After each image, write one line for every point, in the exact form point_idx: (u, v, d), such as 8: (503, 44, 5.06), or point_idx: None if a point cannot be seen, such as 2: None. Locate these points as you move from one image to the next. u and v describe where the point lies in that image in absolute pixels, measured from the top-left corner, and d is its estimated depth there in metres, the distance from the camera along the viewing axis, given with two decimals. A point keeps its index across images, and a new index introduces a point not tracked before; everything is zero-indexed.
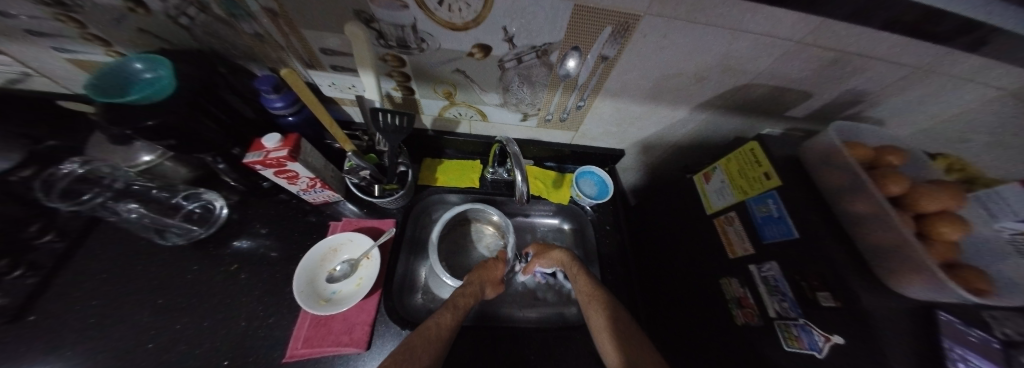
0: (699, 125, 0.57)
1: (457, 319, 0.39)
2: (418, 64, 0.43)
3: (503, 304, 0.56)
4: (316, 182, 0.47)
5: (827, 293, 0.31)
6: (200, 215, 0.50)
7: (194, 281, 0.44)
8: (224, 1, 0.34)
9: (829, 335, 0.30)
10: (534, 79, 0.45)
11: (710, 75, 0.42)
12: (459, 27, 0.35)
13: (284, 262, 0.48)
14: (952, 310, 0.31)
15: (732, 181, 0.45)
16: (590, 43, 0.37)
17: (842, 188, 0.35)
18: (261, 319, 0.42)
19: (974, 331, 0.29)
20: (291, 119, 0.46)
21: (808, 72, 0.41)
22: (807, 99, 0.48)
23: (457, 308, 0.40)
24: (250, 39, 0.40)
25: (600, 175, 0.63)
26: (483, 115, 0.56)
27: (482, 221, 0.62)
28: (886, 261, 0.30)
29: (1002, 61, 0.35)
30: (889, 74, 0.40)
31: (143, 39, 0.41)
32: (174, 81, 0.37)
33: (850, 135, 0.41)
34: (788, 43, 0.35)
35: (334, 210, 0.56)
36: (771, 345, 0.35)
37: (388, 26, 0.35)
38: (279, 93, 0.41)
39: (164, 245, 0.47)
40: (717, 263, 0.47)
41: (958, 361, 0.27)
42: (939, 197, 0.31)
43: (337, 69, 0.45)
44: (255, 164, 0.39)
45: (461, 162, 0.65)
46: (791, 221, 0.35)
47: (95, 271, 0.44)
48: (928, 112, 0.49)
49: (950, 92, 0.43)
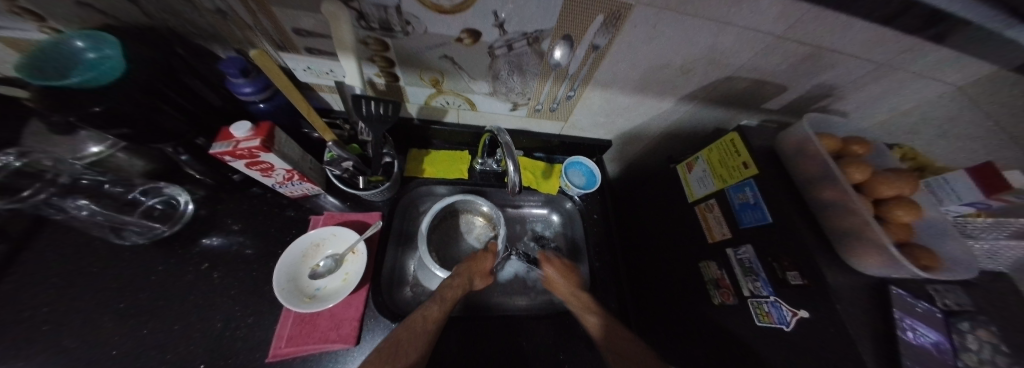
0: (683, 116, 0.59)
1: (448, 309, 0.39)
2: (402, 49, 0.40)
3: (494, 295, 0.56)
4: (293, 175, 0.44)
5: (796, 273, 0.33)
6: (163, 211, 0.46)
7: (161, 282, 0.41)
8: None
9: (795, 309, 0.32)
10: (524, 67, 0.44)
11: (696, 67, 0.43)
12: (446, 10, 0.33)
13: (262, 259, 0.45)
14: (900, 284, 0.34)
15: (713, 170, 0.47)
16: (581, 32, 0.36)
17: (812, 176, 0.38)
18: (239, 319, 0.40)
19: (921, 303, 0.32)
20: (263, 106, 0.42)
21: (786, 66, 0.43)
22: (782, 92, 0.50)
23: (447, 299, 0.40)
24: (211, 16, 0.36)
25: (589, 166, 0.64)
26: (471, 104, 0.55)
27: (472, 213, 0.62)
28: (849, 242, 0.33)
29: (953, 58, 0.38)
30: (857, 69, 0.43)
31: (81, 13, 0.36)
32: (125, 62, 0.33)
33: (820, 126, 0.43)
34: (769, 37, 0.36)
35: (315, 203, 0.53)
36: (745, 322, 0.38)
37: (368, 6, 0.33)
38: (249, 78, 0.38)
39: (123, 245, 0.43)
40: (697, 248, 0.49)
41: (907, 330, 0.30)
42: (895, 183, 0.33)
43: (313, 52, 0.42)
44: (224, 155, 0.36)
45: (449, 153, 0.63)
46: (765, 207, 0.38)
47: (40, 275, 0.39)
48: (887, 105, 0.53)
49: (907, 86, 0.47)
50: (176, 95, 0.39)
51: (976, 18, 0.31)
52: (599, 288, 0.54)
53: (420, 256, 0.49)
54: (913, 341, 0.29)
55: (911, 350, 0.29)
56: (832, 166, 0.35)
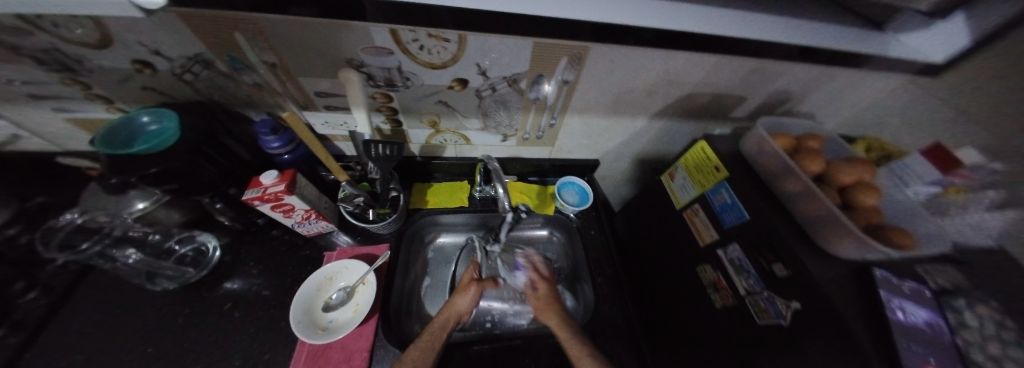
0: (660, 131, 0.64)
1: (437, 340, 0.40)
2: (404, 99, 0.48)
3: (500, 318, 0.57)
4: (311, 214, 0.49)
5: (780, 264, 0.35)
6: (193, 257, 0.51)
7: (186, 325, 0.44)
8: (228, 59, 0.39)
9: (788, 302, 0.33)
10: (508, 103, 0.51)
11: (658, 89, 0.50)
12: (438, 66, 0.41)
13: (280, 297, 0.48)
14: (889, 268, 0.35)
15: (692, 177, 0.51)
16: (551, 71, 0.44)
17: (776, 173, 0.41)
18: (257, 357, 0.41)
19: (905, 283, 0.33)
20: (287, 157, 0.49)
21: (737, 80, 0.48)
22: (744, 101, 0.56)
23: (437, 328, 0.41)
24: (249, 88, 0.45)
25: (581, 184, 0.69)
26: (466, 139, 0.61)
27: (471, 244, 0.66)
28: (822, 229, 0.35)
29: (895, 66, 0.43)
30: (801, 75, 0.48)
31: (148, 96, 0.45)
32: (179, 131, 0.40)
33: (778, 129, 0.48)
34: (712, 59, 0.43)
35: (328, 240, 0.57)
36: (747, 321, 0.39)
37: (376, 70, 0.41)
38: (277, 134, 0.45)
39: (155, 291, 0.46)
40: (692, 253, 0.51)
41: (896, 310, 0.30)
42: (850, 171, 0.37)
43: (330, 109, 0.50)
44: (253, 201, 0.42)
45: (450, 184, 0.69)
46: (742, 206, 0.41)
47: (78, 326, 0.42)
48: (846, 103, 0.57)
49: (854, 85, 0.52)
50: (219, 155, 0.46)
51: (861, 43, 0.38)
52: (603, 307, 0.54)
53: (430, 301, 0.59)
54: (903, 321, 0.29)
55: (905, 329, 0.29)
56: (792, 163, 0.39)
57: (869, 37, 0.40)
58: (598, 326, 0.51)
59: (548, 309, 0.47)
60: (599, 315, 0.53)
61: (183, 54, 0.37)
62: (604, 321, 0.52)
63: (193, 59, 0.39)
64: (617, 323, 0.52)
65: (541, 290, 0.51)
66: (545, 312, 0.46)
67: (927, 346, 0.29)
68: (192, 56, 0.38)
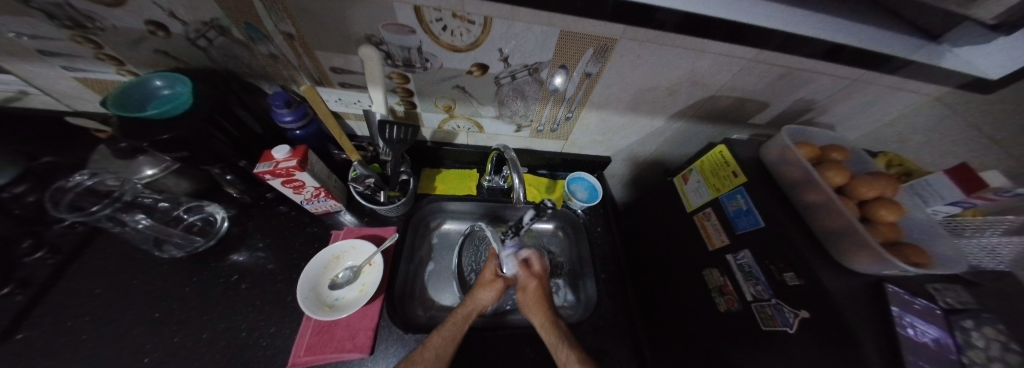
0: (676, 132, 0.63)
1: (459, 332, 0.40)
2: (422, 81, 0.47)
3: (504, 305, 0.57)
4: (320, 192, 0.49)
5: (792, 273, 0.35)
6: (201, 227, 0.51)
7: (193, 293, 0.44)
8: (246, 26, 0.38)
9: (797, 310, 0.33)
10: (526, 93, 0.50)
11: (681, 89, 0.48)
12: (460, 49, 0.40)
13: (286, 272, 0.49)
14: (901, 285, 0.35)
15: (707, 181, 0.51)
16: (574, 63, 0.42)
17: (797, 182, 0.40)
18: (262, 329, 0.42)
19: (918, 300, 0.33)
20: (299, 132, 0.48)
21: (762, 85, 0.47)
22: (765, 108, 0.54)
23: (461, 319, 0.41)
24: (264, 59, 0.44)
25: (590, 181, 0.68)
26: (479, 127, 0.60)
27: (477, 235, 0.64)
28: (839, 241, 0.35)
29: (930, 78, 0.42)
30: (827, 85, 0.47)
31: (161, 60, 0.44)
32: (190, 101, 0.39)
33: (800, 138, 0.47)
34: (740, 61, 0.41)
35: (335, 220, 0.57)
36: (750, 327, 0.39)
37: (395, 48, 0.40)
38: (290, 108, 0.44)
39: (162, 257, 0.47)
40: (699, 256, 0.51)
41: (907, 327, 0.30)
42: (875, 186, 0.37)
43: (345, 86, 0.49)
44: (264, 174, 0.41)
45: (459, 172, 0.68)
46: (757, 213, 0.40)
47: (85, 287, 0.43)
48: (869, 116, 0.56)
49: (880, 99, 0.51)
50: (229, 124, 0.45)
51: (897, 49, 0.37)
52: (606, 304, 0.54)
53: (430, 285, 0.59)
54: (913, 338, 0.30)
55: (914, 346, 0.29)
56: (814, 173, 0.38)
57: (921, 47, 0.39)
58: (597, 322, 0.51)
59: (536, 306, 0.45)
60: (600, 312, 0.53)
61: (200, 18, 0.36)
62: (604, 318, 0.52)
63: (209, 24, 0.38)
64: (618, 320, 0.52)
65: (531, 288, 0.48)
66: (533, 309, 0.45)
67: (935, 363, 0.29)
68: (208, 20, 0.37)
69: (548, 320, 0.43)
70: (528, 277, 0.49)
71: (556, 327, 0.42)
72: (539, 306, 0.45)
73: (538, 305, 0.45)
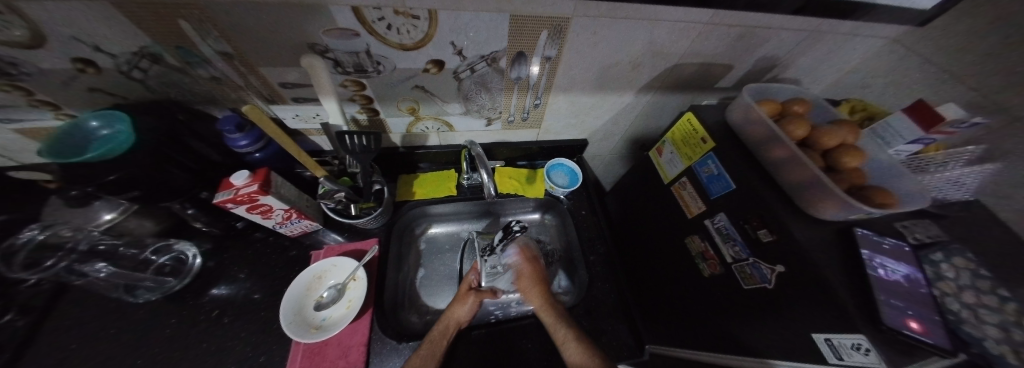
0: (648, 106, 0.63)
1: (440, 348, 0.40)
2: (378, 86, 0.45)
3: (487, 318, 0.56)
4: (291, 213, 0.47)
5: (765, 230, 0.35)
6: (174, 266, 0.49)
7: (175, 334, 0.43)
8: (178, 51, 0.36)
9: (773, 266, 0.34)
10: (489, 85, 0.48)
11: (643, 61, 0.48)
12: (410, 47, 0.38)
13: (270, 299, 0.47)
14: (870, 227, 0.36)
15: (680, 150, 0.51)
16: (532, 47, 0.41)
17: (760, 140, 0.41)
18: (251, 360, 0.41)
19: (885, 240, 0.33)
20: (258, 155, 0.46)
21: (723, 47, 0.47)
22: (729, 70, 0.55)
23: (439, 334, 0.42)
24: (207, 83, 0.42)
25: (570, 166, 0.68)
26: (449, 125, 0.59)
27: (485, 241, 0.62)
28: (806, 192, 0.35)
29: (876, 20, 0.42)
30: (786, 40, 0.47)
31: (98, 99, 0.41)
32: (132, 136, 0.37)
33: (763, 95, 0.48)
34: (696, 26, 0.41)
35: (315, 239, 0.56)
36: (733, 288, 0.40)
37: (342, 54, 0.38)
38: (243, 132, 0.42)
39: (137, 303, 0.45)
40: (680, 225, 0.51)
41: (878, 268, 0.31)
42: (835, 134, 0.37)
43: (299, 101, 0.47)
44: (226, 203, 0.40)
45: (437, 174, 0.67)
46: (728, 176, 0.41)
47: (59, 345, 0.41)
48: (830, 66, 0.57)
49: (838, 48, 0.51)
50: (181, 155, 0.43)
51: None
52: (597, 285, 0.54)
53: (422, 290, 0.59)
54: (884, 277, 0.31)
55: (886, 285, 0.30)
56: (776, 128, 0.39)
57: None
58: (590, 304, 0.52)
59: (535, 292, 0.49)
60: (593, 293, 0.53)
61: (127, 47, 0.34)
62: (597, 298, 0.52)
63: (139, 53, 0.35)
64: (611, 299, 0.52)
65: (525, 275, 0.53)
66: (532, 294, 0.49)
67: (906, 299, 0.30)
68: (136, 49, 0.35)
69: (546, 302, 0.47)
70: (523, 264, 0.54)
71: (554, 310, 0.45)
72: (537, 291, 0.49)
73: (537, 289, 0.49)
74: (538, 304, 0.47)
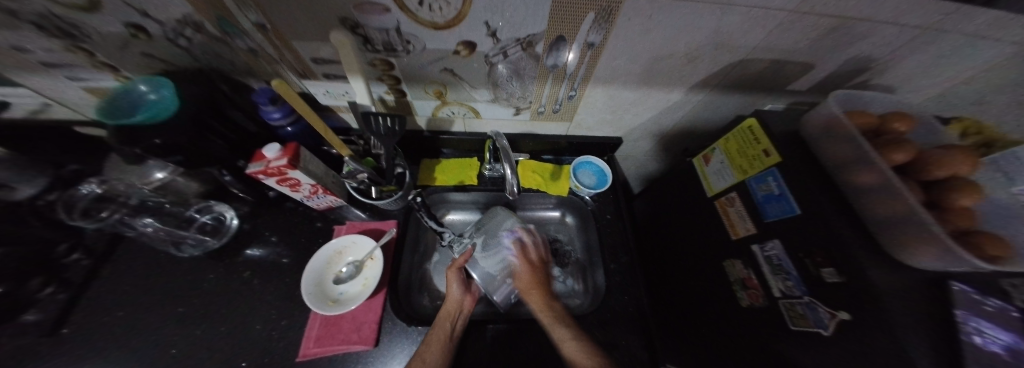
0: (697, 106, 0.55)
1: (449, 333, 0.41)
2: (407, 67, 0.43)
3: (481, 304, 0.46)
4: (317, 189, 0.48)
5: (832, 270, 0.30)
6: (213, 226, 0.53)
7: (211, 289, 0.47)
8: (218, 20, 0.36)
9: (834, 311, 0.29)
10: (521, 72, 0.45)
11: (702, 55, 0.41)
12: (442, 26, 0.35)
13: (294, 267, 0.50)
14: (971, 281, 0.29)
15: (732, 161, 0.45)
16: (574, 32, 0.37)
17: (845, 160, 0.34)
18: (275, 322, 0.44)
19: (992, 301, 0.27)
20: (289, 129, 0.47)
21: (807, 43, 0.39)
22: (807, 71, 0.46)
23: (444, 321, 0.42)
24: (244, 54, 0.42)
25: (599, 165, 0.64)
26: (475, 112, 0.56)
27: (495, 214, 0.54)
28: (898, 231, 0.29)
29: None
30: (894, 37, 0.38)
31: (149, 63, 0.43)
32: (177, 102, 0.38)
33: (851, 105, 0.40)
34: (780, 14, 0.34)
35: (338, 215, 0.57)
36: (776, 326, 0.35)
37: (373, 31, 0.36)
38: (276, 105, 0.43)
39: (181, 257, 0.49)
40: (719, 246, 0.46)
41: (972, 333, 0.26)
42: (949, 163, 0.30)
43: (329, 77, 0.46)
44: (258, 174, 0.41)
45: (459, 161, 0.66)
46: (791, 198, 0.35)
47: (120, 285, 0.46)
48: (941, 76, 0.46)
49: (960, 53, 0.41)
50: (220, 124, 0.44)
51: None
52: (614, 293, 0.51)
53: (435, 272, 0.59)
54: (982, 347, 0.25)
55: (988, 359, 0.24)
56: (868, 148, 0.32)
57: None
58: (606, 314, 0.49)
59: (533, 290, 0.44)
60: (610, 302, 0.50)
61: (172, 15, 0.34)
62: (614, 309, 0.50)
63: (183, 21, 0.36)
64: (628, 312, 0.49)
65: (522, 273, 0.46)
66: (530, 293, 0.44)
67: None
68: (179, 17, 0.35)
69: (546, 304, 0.42)
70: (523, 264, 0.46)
71: (556, 311, 0.42)
72: (535, 291, 0.44)
73: (534, 289, 0.44)
74: (537, 303, 0.43)
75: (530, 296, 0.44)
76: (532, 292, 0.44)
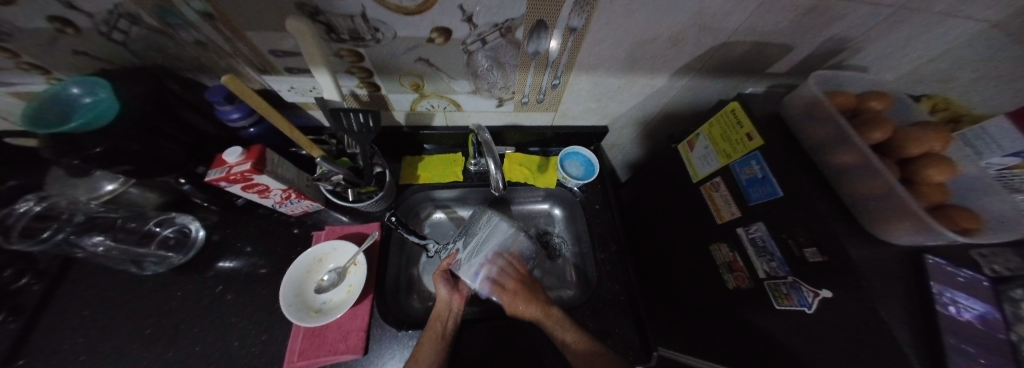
0: (681, 91, 0.55)
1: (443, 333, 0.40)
2: (377, 57, 0.40)
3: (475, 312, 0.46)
4: (289, 194, 0.45)
5: (814, 249, 0.30)
6: (177, 239, 0.49)
7: (182, 306, 0.43)
8: (155, 10, 0.31)
9: (816, 289, 0.29)
10: (502, 60, 0.42)
11: (686, 38, 0.40)
12: (412, 11, 0.32)
13: (272, 278, 0.47)
14: (940, 253, 0.31)
15: (716, 146, 0.45)
16: (554, 15, 0.35)
17: (826, 140, 0.35)
18: (254, 338, 0.41)
19: (962, 272, 0.28)
20: (252, 130, 0.44)
21: (788, 23, 0.39)
22: (787, 53, 0.46)
23: (436, 324, 0.41)
24: (192, 48, 0.38)
25: (586, 155, 0.63)
26: (456, 105, 0.54)
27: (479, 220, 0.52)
28: (875, 208, 0.30)
29: None
30: (868, 18, 0.38)
31: (83, 63, 0.38)
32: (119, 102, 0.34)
33: (830, 85, 0.40)
34: None
35: (317, 219, 0.54)
36: (761, 306, 0.36)
37: (336, 18, 0.33)
38: (234, 104, 0.39)
39: (145, 274, 0.45)
40: (706, 230, 0.47)
41: (949, 305, 0.26)
42: (922, 140, 0.30)
43: (293, 72, 0.43)
44: (219, 181, 0.38)
45: (443, 157, 0.63)
46: (774, 181, 0.35)
47: (77, 308, 0.43)
48: (913, 54, 0.47)
49: (929, 32, 0.42)
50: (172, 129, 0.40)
51: None
52: (604, 282, 0.51)
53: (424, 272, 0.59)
54: (956, 316, 0.26)
55: (959, 327, 0.25)
56: (847, 128, 0.32)
57: None
58: (597, 304, 0.49)
59: (527, 305, 0.43)
60: (601, 290, 0.51)
61: (97, 5, 0.30)
62: (605, 297, 0.50)
63: (115, 12, 0.31)
64: (619, 299, 0.50)
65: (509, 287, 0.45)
66: (526, 307, 0.43)
67: (981, 344, 0.25)
68: (108, 7, 0.30)
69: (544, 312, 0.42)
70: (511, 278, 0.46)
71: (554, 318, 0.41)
72: (529, 304, 0.43)
73: (531, 301, 0.43)
74: (537, 314, 0.42)
75: (523, 311, 0.43)
76: (527, 304, 0.43)
